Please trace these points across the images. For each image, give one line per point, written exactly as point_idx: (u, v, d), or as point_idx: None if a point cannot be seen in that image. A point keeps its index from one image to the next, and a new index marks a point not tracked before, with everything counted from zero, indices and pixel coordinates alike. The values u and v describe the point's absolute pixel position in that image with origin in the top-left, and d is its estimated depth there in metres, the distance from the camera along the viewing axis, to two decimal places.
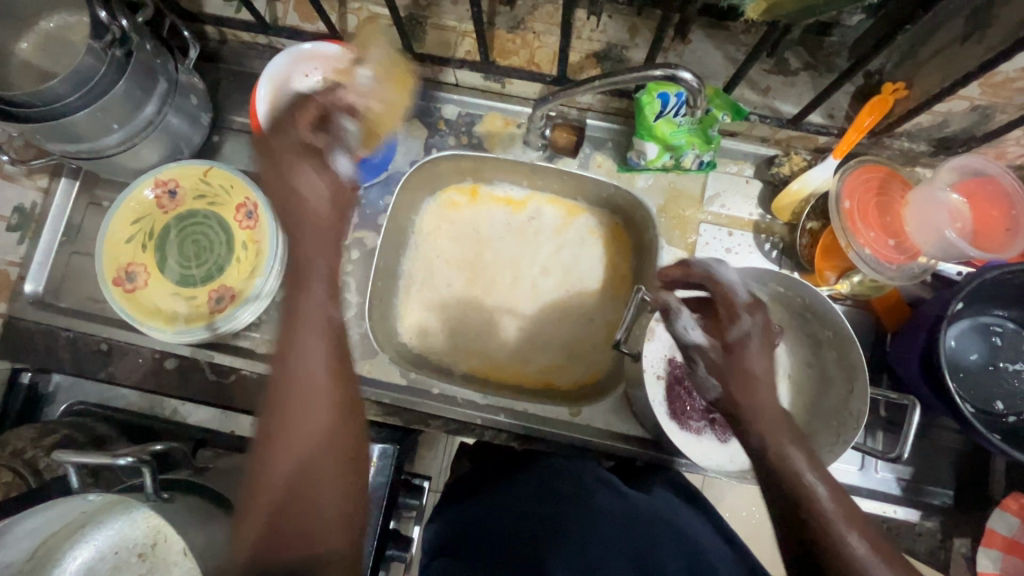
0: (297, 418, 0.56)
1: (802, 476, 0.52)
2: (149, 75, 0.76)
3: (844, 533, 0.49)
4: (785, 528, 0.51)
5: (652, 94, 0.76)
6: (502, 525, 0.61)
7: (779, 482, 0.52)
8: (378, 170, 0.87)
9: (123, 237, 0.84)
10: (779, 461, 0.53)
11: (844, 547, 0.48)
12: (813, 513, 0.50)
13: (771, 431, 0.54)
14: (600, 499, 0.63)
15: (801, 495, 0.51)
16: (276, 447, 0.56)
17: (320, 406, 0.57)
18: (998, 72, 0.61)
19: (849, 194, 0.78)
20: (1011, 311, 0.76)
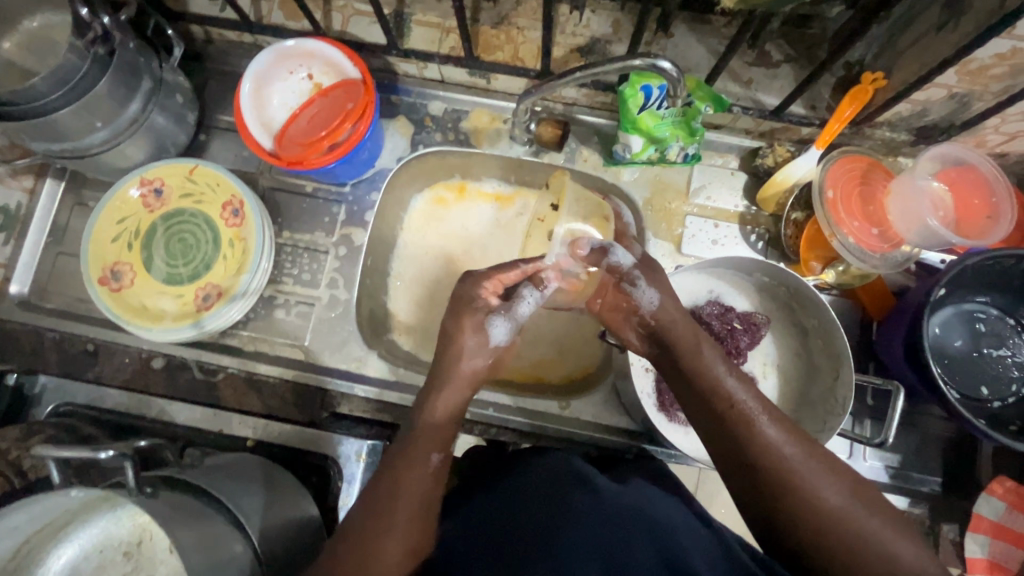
0: (397, 500, 0.58)
1: (772, 443, 0.57)
2: (133, 73, 0.76)
3: (816, 487, 0.55)
4: (759, 494, 0.57)
5: (634, 87, 0.76)
6: (492, 540, 0.57)
7: (750, 451, 0.58)
8: (365, 166, 0.88)
9: (109, 236, 0.84)
10: (748, 432, 0.58)
11: (818, 499, 0.54)
12: (785, 475, 0.56)
13: (734, 404, 0.60)
14: (574, 500, 0.59)
15: (771, 460, 0.56)
16: (373, 532, 0.56)
17: (425, 465, 0.60)
18: (972, 59, 0.62)
19: (832, 184, 0.79)
20: (993, 298, 0.77)
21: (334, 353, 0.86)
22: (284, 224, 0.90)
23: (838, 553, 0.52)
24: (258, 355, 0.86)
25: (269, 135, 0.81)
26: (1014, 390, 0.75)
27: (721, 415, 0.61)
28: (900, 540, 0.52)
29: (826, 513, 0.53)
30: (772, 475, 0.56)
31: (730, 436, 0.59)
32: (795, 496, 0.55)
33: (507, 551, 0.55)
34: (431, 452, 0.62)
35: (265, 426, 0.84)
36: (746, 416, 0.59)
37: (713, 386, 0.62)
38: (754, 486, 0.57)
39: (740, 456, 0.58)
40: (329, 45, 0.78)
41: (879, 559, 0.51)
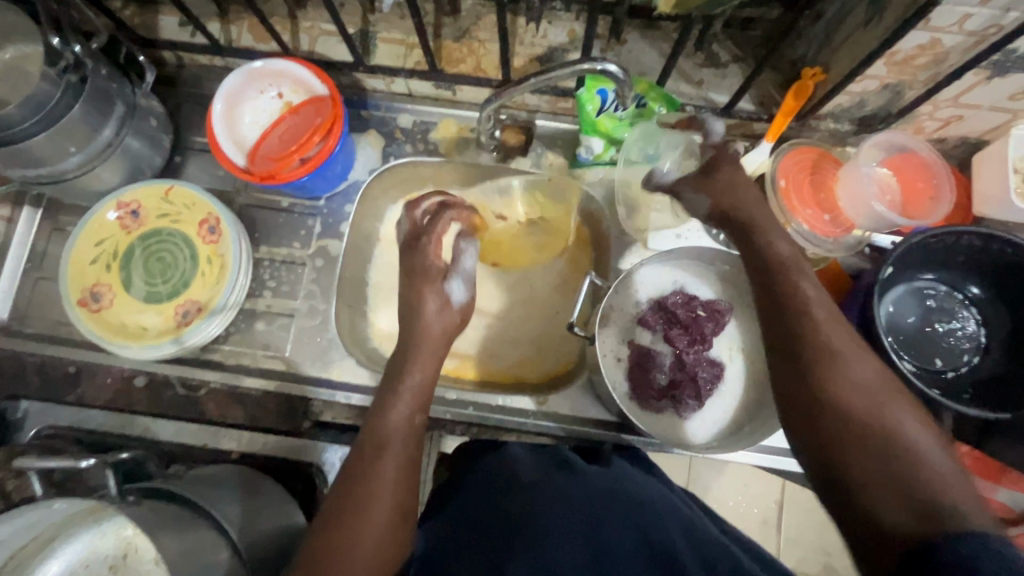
0: (378, 466, 0.58)
1: (826, 332, 0.53)
2: (106, 99, 0.78)
3: (852, 378, 0.50)
4: (795, 377, 0.53)
5: (591, 92, 0.80)
6: (473, 521, 0.60)
7: (807, 346, 0.53)
8: (339, 178, 0.91)
9: (88, 259, 0.86)
10: (802, 310, 0.55)
11: (852, 384, 0.50)
12: (838, 375, 0.51)
13: (793, 285, 0.57)
14: (560, 483, 0.62)
15: (818, 343, 0.53)
16: (357, 495, 0.56)
17: (402, 426, 0.62)
18: (898, 50, 0.67)
19: (784, 174, 0.83)
20: (940, 274, 0.81)
21: (313, 362, 0.87)
22: (261, 239, 0.92)
23: (863, 448, 0.47)
24: (239, 368, 0.87)
25: (242, 152, 0.83)
26: (964, 360, 0.79)
27: (775, 290, 0.57)
28: (935, 449, 0.47)
29: (867, 422, 0.48)
30: (814, 354, 0.52)
31: (791, 328, 0.55)
32: (844, 398, 0.50)
33: (497, 530, 0.58)
34: (412, 413, 0.63)
35: (249, 438, 0.87)
36: (804, 297, 0.56)
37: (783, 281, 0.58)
38: (795, 365, 0.53)
39: (793, 348, 0.54)
40: (299, 64, 0.81)
41: (912, 480, 0.45)
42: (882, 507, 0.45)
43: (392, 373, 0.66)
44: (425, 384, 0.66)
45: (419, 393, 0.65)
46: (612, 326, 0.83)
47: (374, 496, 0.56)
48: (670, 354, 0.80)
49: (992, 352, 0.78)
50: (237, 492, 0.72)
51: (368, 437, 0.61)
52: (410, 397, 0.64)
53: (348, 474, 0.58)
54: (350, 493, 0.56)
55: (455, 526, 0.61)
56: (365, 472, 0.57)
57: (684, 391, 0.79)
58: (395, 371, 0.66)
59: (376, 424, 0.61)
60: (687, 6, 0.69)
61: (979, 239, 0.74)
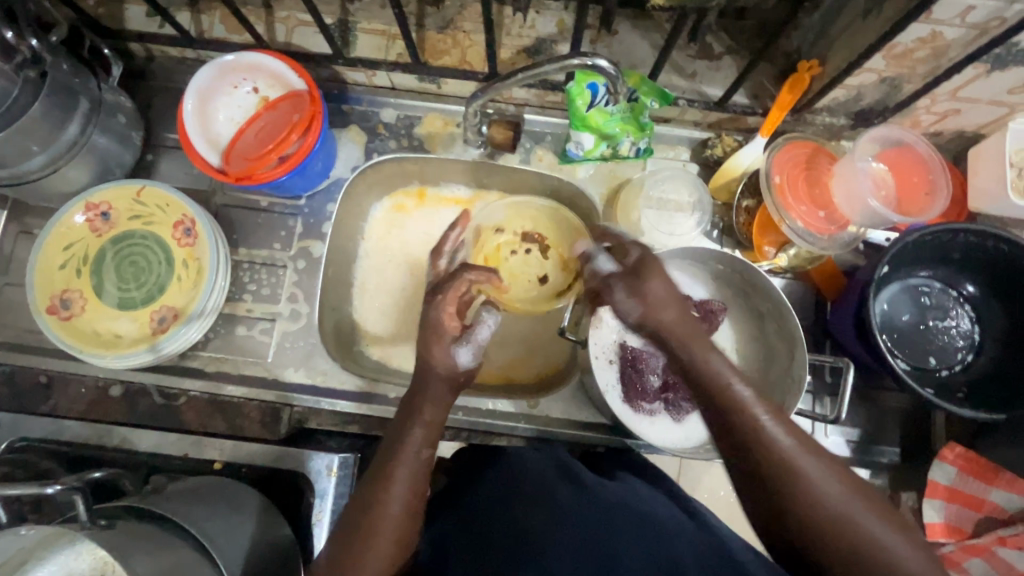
0: (383, 500, 0.56)
1: (780, 449, 0.52)
2: (68, 95, 0.74)
3: (818, 497, 0.51)
4: (762, 505, 0.53)
5: (581, 85, 0.77)
6: (476, 533, 0.60)
7: (751, 461, 0.53)
8: (320, 176, 0.87)
9: (56, 264, 0.82)
10: (752, 432, 0.54)
11: (818, 496, 0.50)
12: (785, 477, 0.52)
13: (736, 405, 0.55)
14: (565, 496, 0.61)
15: (779, 465, 0.52)
16: (360, 532, 0.55)
17: (411, 458, 0.59)
18: (897, 44, 0.65)
19: (779, 170, 0.81)
20: (935, 271, 0.80)
21: (297, 368, 0.85)
22: (240, 240, 0.88)
23: (836, 552, 0.49)
24: (221, 374, 0.85)
25: (216, 150, 0.79)
26: (958, 359, 0.78)
27: (719, 409, 0.56)
28: (903, 547, 0.49)
29: (825, 527, 0.50)
30: (774, 473, 0.52)
31: (744, 448, 0.54)
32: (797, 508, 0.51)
33: (502, 544, 0.58)
34: (423, 451, 0.59)
35: (235, 446, 0.82)
36: (748, 415, 0.54)
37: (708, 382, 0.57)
38: (757, 488, 0.53)
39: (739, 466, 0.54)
40: (274, 58, 0.77)
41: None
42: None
43: (404, 414, 0.61)
44: (437, 419, 0.61)
45: (427, 429, 0.60)
46: (604, 329, 0.80)
47: (375, 539, 0.55)
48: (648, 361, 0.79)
49: (985, 350, 0.78)
50: (217, 506, 0.69)
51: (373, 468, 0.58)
52: (422, 437, 0.59)
53: (354, 506, 0.57)
54: (354, 533, 0.56)
55: (457, 535, 0.61)
56: (371, 506, 0.56)
57: (677, 394, 0.78)
58: (407, 410, 0.62)
59: (383, 456, 0.59)
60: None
61: (975, 236, 0.73)
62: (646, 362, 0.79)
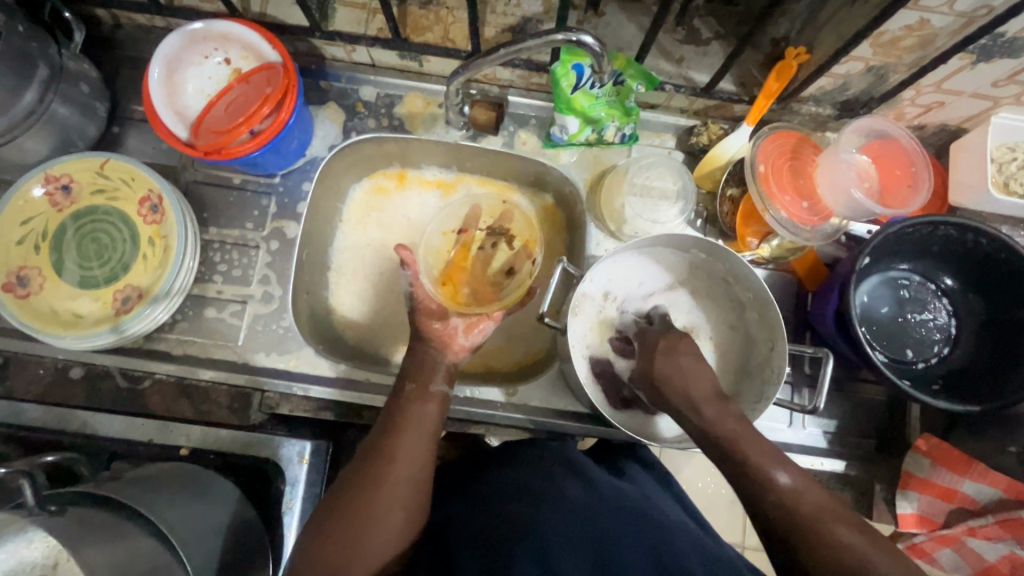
0: (391, 467, 0.61)
1: (799, 512, 0.51)
2: (25, 60, 0.70)
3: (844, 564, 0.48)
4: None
5: (566, 66, 0.75)
6: (475, 525, 0.61)
7: (773, 519, 0.52)
8: (295, 154, 0.84)
9: (12, 239, 0.78)
10: (777, 502, 0.53)
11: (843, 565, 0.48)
12: (823, 553, 0.49)
13: (759, 476, 0.54)
14: (569, 492, 0.65)
15: (796, 531, 0.51)
16: (369, 490, 0.60)
17: (421, 428, 0.66)
18: (885, 31, 0.64)
19: (763, 159, 0.81)
20: (915, 264, 0.80)
21: (268, 352, 0.82)
22: (211, 219, 0.85)
23: None
24: (187, 359, 0.81)
25: (184, 123, 0.76)
26: (935, 351, 0.79)
27: (739, 477, 0.55)
28: None
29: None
30: (796, 544, 0.51)
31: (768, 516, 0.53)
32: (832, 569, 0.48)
33: (500, 530, 0.59)
34: (423, 445, 0.64)
35: (201, 433, 0.79)
36: (763, 478, 0.54)
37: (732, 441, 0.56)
38: (784, 553, 0.51)
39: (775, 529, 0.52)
40: (246, 27, 0.73)
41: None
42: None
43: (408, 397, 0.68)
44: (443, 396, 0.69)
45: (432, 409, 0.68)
46: (585, 317, 0.79)
47: (381, 515, 0.59)
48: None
49: (961, 343, 0.78)
50: (179, 493, 0.66)
51: (381, 435, 0.64)
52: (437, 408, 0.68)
53: (361, 467, 0.62)
54: (362, 493, 0.60)
55: (464, 525, 0.62)
56: (379, 468, 0.61)
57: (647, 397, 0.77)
58: (406, 402, 0.67)
59: (393, 421, 0.65)
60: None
61: (955, 229, 0.73)
62: (629, 351, 0.79)
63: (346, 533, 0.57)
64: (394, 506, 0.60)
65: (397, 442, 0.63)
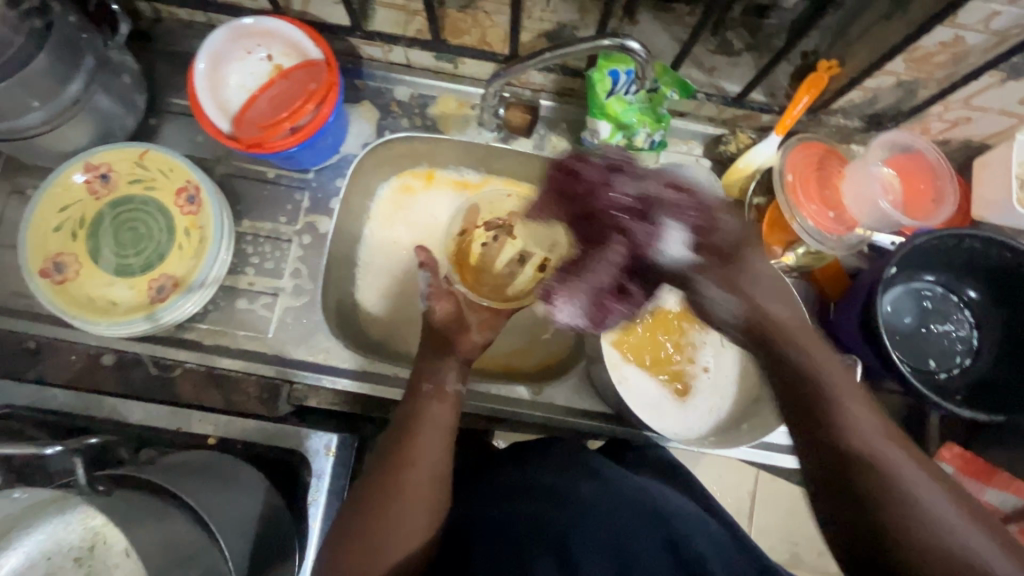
0: (409, 464, 0.62)
1: (858, 440, 0.53)
2: (74, 50, 0.71)
3: (907, 495, 0.49)
4: (851, 515, 0.51)
5: (603, 72, 0.77)
6: (492, 524, 0.61)
7: (832, 447, 0.53)
8: (330, 151, 0.85)
9: (50, 226, 0.79)
10: (842, 427, 0.54)
11: (904, 492, 0.49)
12: (882, 483, 0.50)
13: (828, 395, 0.55)
14: (585, 491, 0.64)
15: (861, 460, 0.52)
16: (390, 487, 0.61)
17: (435, 423, 0.66)
18: (919, 47, 0.66)
19: (792, 169, 0.82)
20: (939, 275, 0.81)
21: (298, 344, 0.83)
22: (244, 212, 0.86)
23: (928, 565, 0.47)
24: (218, 349, 0.82)
25: (225, 115, 0.77)
26: (957, 362, 0.80)
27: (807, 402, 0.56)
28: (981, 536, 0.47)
29: (908, 515, 0.48)
30: (860, 471, 0.51)
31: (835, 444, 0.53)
32: (881, 494, 0.50)
33: (519, 529, 0.59)
34: (439, 439, 0.65)
35: (228, 423, 0.79)
36: (831, 399, 0.55)
37: (820, 377, 0.56)
38: (839, 483, 0.52)
39: (830, 458, 0.53)
40: (291, 24, 0.75)
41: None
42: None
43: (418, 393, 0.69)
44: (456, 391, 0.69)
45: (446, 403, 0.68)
46: None
47: (399, 518, 0.60)
48: (621, 244, 0.62)
49: (982, 355, 0.80)
50: (212, 482, 0.67)
51: (395, 432, 0.66)
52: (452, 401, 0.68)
53: (382, 464, 0.63)
54: (386, 493, 0.61)
55: (483, 523, 0.62)
56: (399, 464, 0.62)
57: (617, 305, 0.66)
58: (421, 403, 0.67)
59: (407, 418, 0.66)
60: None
61: (981, 242, 0.74)
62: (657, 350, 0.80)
63: (372, 530, 0.59)
64: (416, 505, 0.60)
65: (413, 443, 0.64)
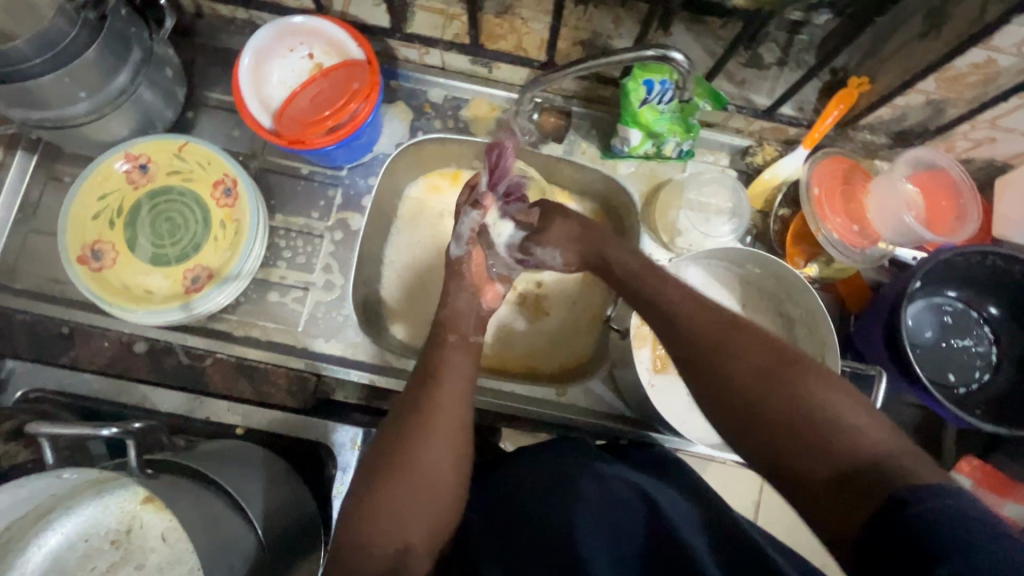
0: (422, 427, 0.63)
1: (719, 326, 0.60)
2: (123, 43, 0.73)
3: (775, 371, 0.56)
4: (719, 386, 0.58)
5: (637, 81, 0.78)
6: (500, 528, 0.62)
7: (688, 334, 0.61)
8: (364, 150, 0.87)
9: (89, 214, 0.80)
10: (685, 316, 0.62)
11: (784, 379, 0.55)
12: (732, 360, 0.58)
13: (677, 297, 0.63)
14: (584, 487, 0.62)
15: (717, 338, 0.59)
16: (402, 447, 0.62)
17: (452, 386, 0.66)
18: (951, 67, 0.68)
19: (818, 182, 0.84)
20: (961, 291, 0.82)
21: (327, 338, 0.84)
22: (278, 206, 0.87)
23: (782, 423, 0.53)
24: (248, 340, 0.83)
25: (266, 112, 0.79)
26: (976, 377, 0.81)
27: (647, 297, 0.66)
28: (847, 409, 0.52)
29: (801, 419, 0.53)
30: (710, 352, 0.59)
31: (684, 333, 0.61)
32: (766, 401, 0.55)
33: (525, 533, 0.59)
34: (453, 406, 0.65)
35: (254, 413, 0.80)
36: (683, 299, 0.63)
37: (689, 321, 0.61)
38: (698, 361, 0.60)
39: (708, 384, 0.59)
40: (334, 24, 0.76)
41: (832, 438, 0.51)
42: (830, 493, 0.49)
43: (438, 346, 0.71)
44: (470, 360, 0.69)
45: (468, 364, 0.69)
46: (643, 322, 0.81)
47: (415, 518, 0.59)
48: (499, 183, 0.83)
49: (1001, 371, 0.81)
50: (244, 471, 0.68)
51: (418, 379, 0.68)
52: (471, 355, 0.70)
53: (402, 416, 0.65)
54: (398, 443, 0.62)
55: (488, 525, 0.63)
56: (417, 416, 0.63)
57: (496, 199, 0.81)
58: (427, 401, 0.64)
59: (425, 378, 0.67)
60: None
61: (1003, 261, 0.76)
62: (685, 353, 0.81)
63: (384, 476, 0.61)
64: (422, 465, 0.61)
65: (417, 443, 0.62)
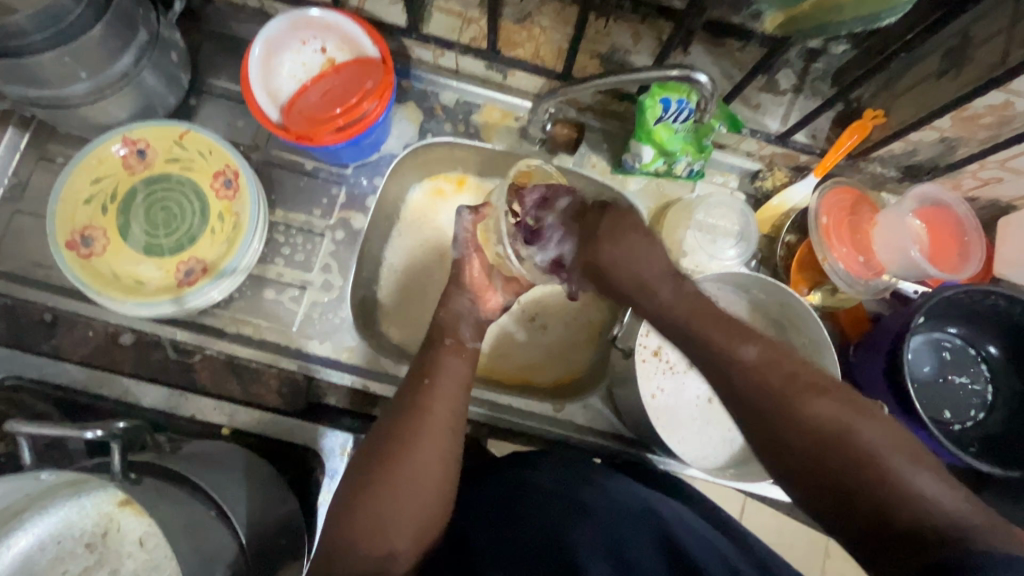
0: (422, 426, 0.59)
1: (775, 378, 0.57)
2: (129, 23, 0.70)
3: (840, 432, 0.53)
4: (776, 440, 0.56)
5: (654, 99, 0.77)
6: (495, 531, 0.59)
7: (740, 385, 0.58)
8: (371, 149, 0.85)
9: (82, 196, 0.77)
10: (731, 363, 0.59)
11: (850, 436, 0.53)
12: (791, 418, 0.55)
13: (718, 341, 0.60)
14: (585, 496, 0.61)
15: (774, 392, 0.56)
16: (398, 446, 0.57)
17: (451, 381, 0.63)
18: (968, 107, 0.68)
19: (827, 211, 0.83)
20: (960, 329, 0.83)
21: (323, 341, 0.82)
22: (278, 201, 0.85)
23: (851, 481, 0.51)
24: (239, 338, 0.81)
25: (275, 105, 0.77)
26: (971, 415, 0.82)
27: (686, 333, 0.63)
28: (918, 473, 0.50)
29: (869, 479, 0.51)
30: (769, 402, 0.56)
31: (732, 375, 0.59)
32: (831, 457, 0.53)
33: (532, 540, 0.56)
34: (453, 392, 0.62)
35: (238, 415, 0.79)
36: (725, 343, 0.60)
37: (744, 372, 0.58)
38: (752, 410, 0.57)
39: (764, 432, 0.56)
40: (351, 20, 0.74)
41: (904, 503, 0.49)
42: (895, 550, 0.48)
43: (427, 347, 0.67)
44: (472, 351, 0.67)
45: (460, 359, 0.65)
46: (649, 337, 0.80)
47: (396, 524, 0.55)
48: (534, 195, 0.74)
49: (995, 410, 0.81)
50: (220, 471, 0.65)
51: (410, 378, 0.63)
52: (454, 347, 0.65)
53: (395, 414, 0.60)
54: (397, 449, 0.57)
55: (481, 527, 0.60)
56: (415, 417, 0.59)
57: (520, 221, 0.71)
58: (421, 398, 0.60)
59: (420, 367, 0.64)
60: (790, 31, 0.65)
61: (1005, 301, 0.76)
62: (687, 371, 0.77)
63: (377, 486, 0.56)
64: (424, 462, 0.57)
65: (411, 449, 0.57)
